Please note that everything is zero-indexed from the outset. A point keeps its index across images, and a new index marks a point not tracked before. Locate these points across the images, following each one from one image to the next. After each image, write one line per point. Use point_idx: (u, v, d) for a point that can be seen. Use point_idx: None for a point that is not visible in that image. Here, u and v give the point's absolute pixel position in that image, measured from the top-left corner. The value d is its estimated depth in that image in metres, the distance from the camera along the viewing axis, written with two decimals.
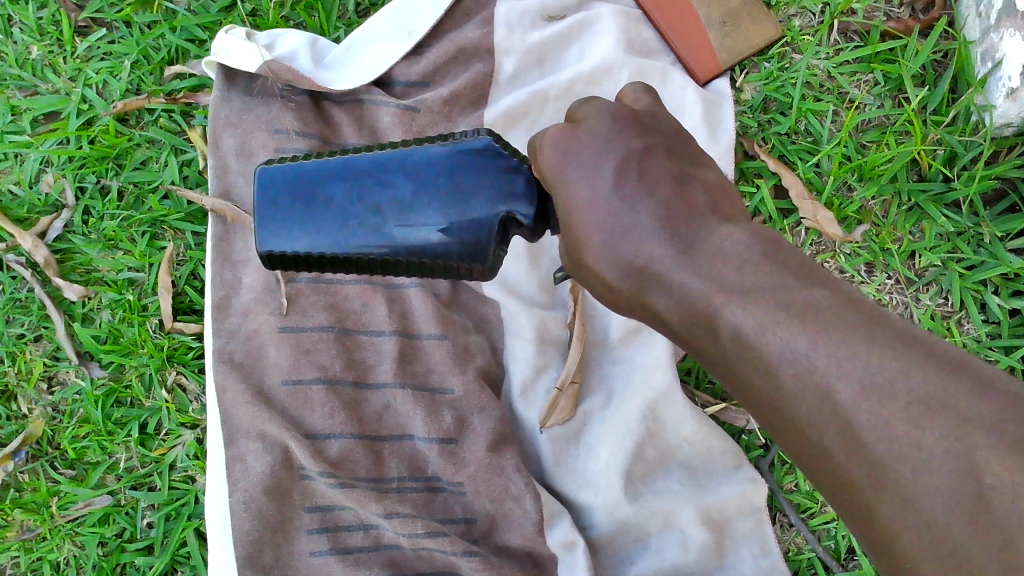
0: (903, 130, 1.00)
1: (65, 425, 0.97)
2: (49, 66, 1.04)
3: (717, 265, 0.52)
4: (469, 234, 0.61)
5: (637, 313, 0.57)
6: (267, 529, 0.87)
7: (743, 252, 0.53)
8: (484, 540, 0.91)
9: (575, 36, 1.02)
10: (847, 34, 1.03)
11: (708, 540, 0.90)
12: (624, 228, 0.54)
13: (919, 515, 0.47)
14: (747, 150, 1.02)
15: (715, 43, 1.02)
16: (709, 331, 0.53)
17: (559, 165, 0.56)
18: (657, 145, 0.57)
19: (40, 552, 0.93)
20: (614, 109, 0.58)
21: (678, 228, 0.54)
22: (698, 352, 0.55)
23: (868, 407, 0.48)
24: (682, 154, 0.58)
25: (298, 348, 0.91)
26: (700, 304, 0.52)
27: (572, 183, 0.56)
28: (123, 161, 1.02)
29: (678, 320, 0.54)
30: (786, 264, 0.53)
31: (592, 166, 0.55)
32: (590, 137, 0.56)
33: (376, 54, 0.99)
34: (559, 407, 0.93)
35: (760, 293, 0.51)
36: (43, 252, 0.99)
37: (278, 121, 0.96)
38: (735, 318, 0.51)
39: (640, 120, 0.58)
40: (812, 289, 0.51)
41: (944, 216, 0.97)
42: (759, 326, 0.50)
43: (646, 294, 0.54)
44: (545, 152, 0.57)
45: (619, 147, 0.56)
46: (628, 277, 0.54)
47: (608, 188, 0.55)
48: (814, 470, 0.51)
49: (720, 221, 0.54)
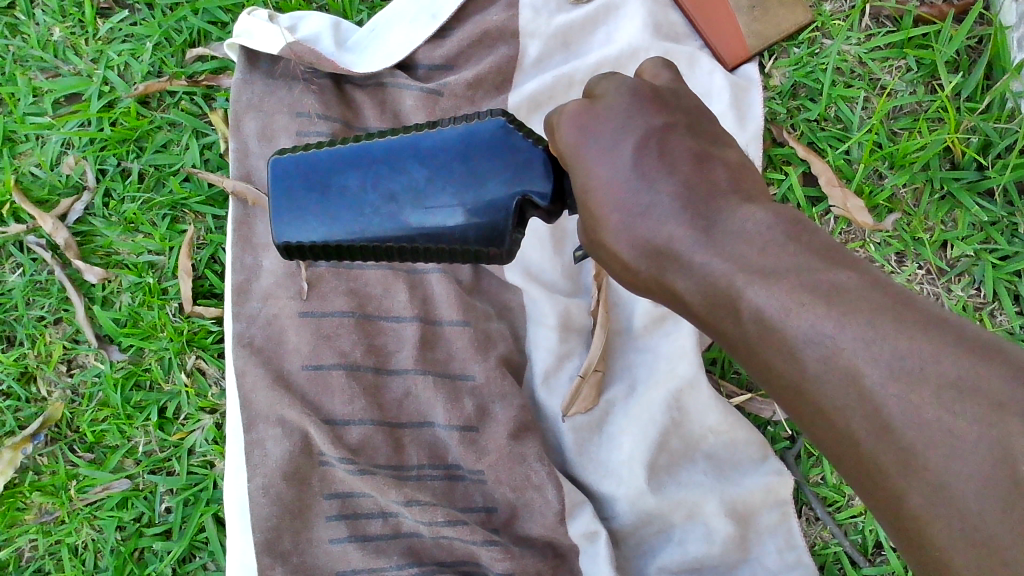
0: (936, 117, 0.97)
1: (84, 408, 0.96)
2: (71, 48, 1.04)
3: (739, 244, 0.51)
4: (487, 218, 0.59)
5: (658, 296, 0.56)
6: (286, 514, 0.86)
7: (765, 231, 0.51)
8: (504, 530, 0.90)
9: (601, 20, 1.00)
10: (878, 19, 1.01)
11: (732, 533, 0.88)
12: (643, 208, 0.52)
13: (950, 505, 0.46)
14: (776, 137, 1.01)
15: (744, 27, 1.00)
16: (730, 312, 0.51)
17: (577, 141, 0.55)
18: (679, 123, 0.55)
19: (58, 535, 0.93)
20: (634, 86, 0.56)
21: (698, 207, 0.52)
22: (719, 334, 0.53)
23: (897, 390, 0.46)
24: (702, 132, 0.56)
25: (319, 333, 0.90)
26: (722, 285, 0.51)
27: (589, 161, 0.54)
28: (144, 144, 1.02)
29: (698, 302, 0.53)
30: (811, 245, 0.51)
31: (611, 143, 0.54)
32: (608, 114, 0.55)
33: (399, 37, 0.98)
34: (581, 396, 0.91)
35: (784, 273, 0.49)
36: (64, 234, 0.98)
37: (300, 104, 0.95)
38: (758, 300, 0.49)
39: (661, 97, 0.56)
40: (838, 271, 0.49)
41: (977, 205, 0.95)
42: (782, 308, 0.49)
43: (666, 276, 0.53)
44: (563, 129, 0.56)
45: (640, 124, 0.54)
46: (647, 258, 0.53)
47: (628, 165, 0.53)
48: (839, 457, 0.50)
49: (742, 200, 0.53)
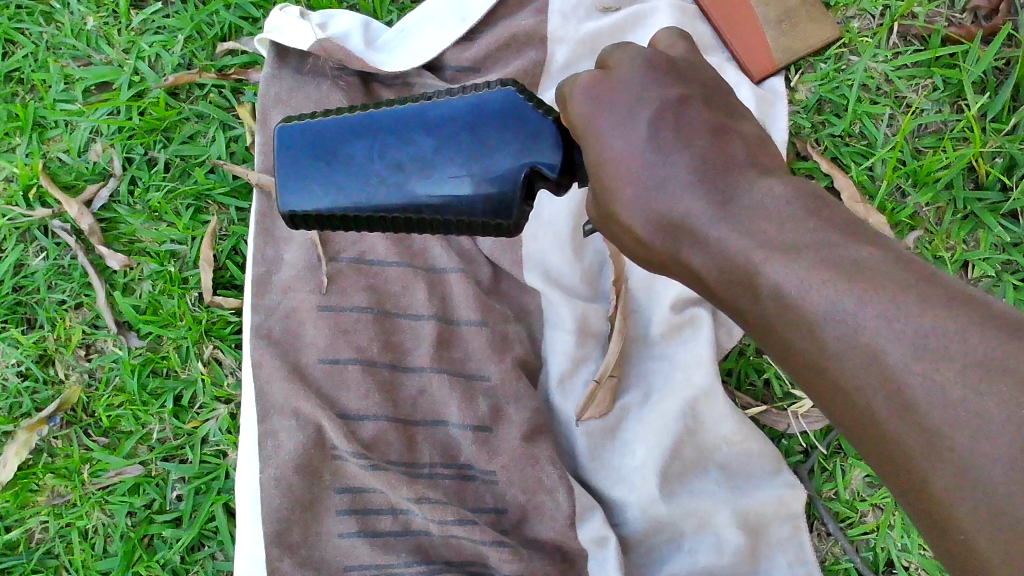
0: (962, 137, 0.97)
1: (101, 393, 0.97)
2: (103, 37, 1.04)
3: (758, 220, 0.50)
4: (493, 188, 0.59)
5: (672, 272, 0.55)
6: (296, 507, 0.87)
7: (785, 208, 0.50)
8: (514, 532, 0.89)
9: (630, 29, 1.00)
10: (906, 38, 1.01)
11: (743, 543, 0.88)
12: (659, 181, 0.52)
13: (976, 487, 0.45)
14: (800, 150, 1.00)
15: (771, 41, 1.00)
16: (748, 289, 0.51)
17: (590, 114, 0.54)
18: (695, 96, 0.54)
19: (70, 518, 0.93)
20: (649, 57, 0.55)
21: (716, 181, 0.51)
22: (736, 312, 0.53)
23: (920, 368, 0.46)
24: (721, 105, 0.55)
25: (336, 328, 0.90)
26: (739, 262, 0.50)
27: (604, 129, 0.53)
28: (172, 134, 1.03)
29: (714, 278, 0.52)
30: (832, 221, 0.50)
31: (625, 115, 0.53)
32: (622, 86, 0.54)
33: (427, 38, 0.99)
34: (596, 401, 0.91)
35: (804, 250, 0.49)
36: (88, 220, 0.99)
37: (328, 100, 0.96)
38: (776, 276, 0.49)
39: (676, 70, 0.55)
40: (859, 248, 0.49)
41: (1001, 226, 0.95)
42: (802, 285, 0.48)
43: (681, 251, 0.52)
44: (575, 99, 0.55)
45: (654, 97, 0.53)
46: (661, 232, 0.52)
47: (642, 137, 0.52)
48: (860, 438, 0.49)
49: (760, 173, 0.52)
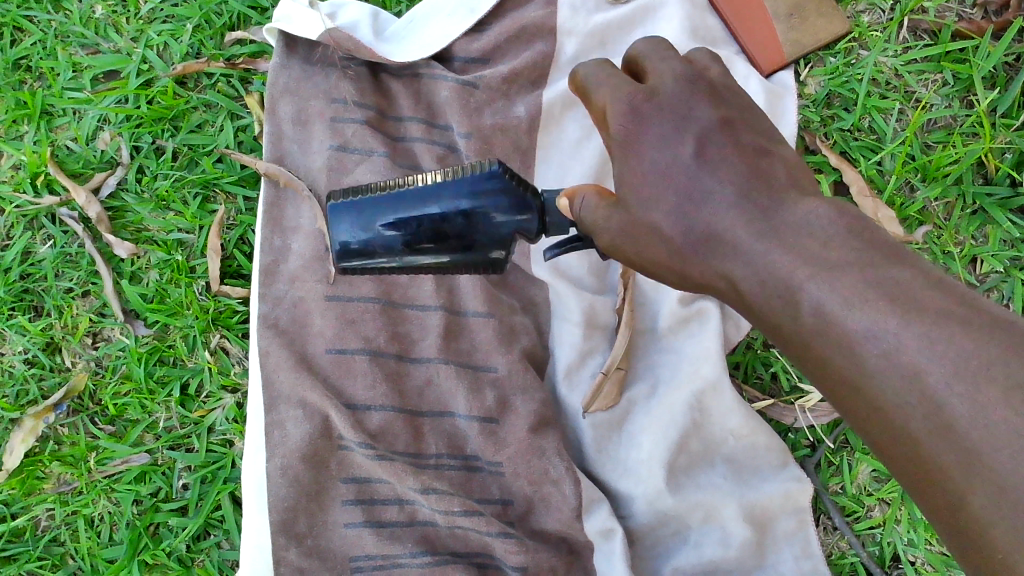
0: (971, 132, 0.97)
1: (107, 381, 0.96)
2: (112, 26, 1.04)
3: (800, 237, 0.51)
4: (467, 238, 0.64)
5: (712, 290, 0.57)
6: (302, 497, 0.87)
7: (828, 227, 0.51)
8: (520, 524, 0.89)
9: (640, 22, 1.00)
10: (916, 32, 1.01)
11: (749, 536, 0.88)
12: (699, 196, 0.55)
13: (1016, 509, 0.43)
14: (809, 144, 1.01)
15: (781, 34, 1.00)
16: (789, 307, 0.51)
17: (634, 129, 0.58)
18: (734, 118, 0.58)
19: (76, 506, 0.93)
20: (692, 78, 0.59)
21: (756, 198, 0.54)
22: (776, 332, 0.53)
23: (962, 389, 0.45)
24: (762, 131, 0.59)
25: (344, 318, 0.90)
26: (780, 279, 0.51)
27: (648, 145, 0.57)
28: (180, 123, 1.02)
29: (755, 295, 0.53)
30: (875, 242, 0.51)
31: (669, 133, 0.57)
32: (666, 104, 0.58)
33: (436, 30, 0.99)
34: (603, 393, 0.91)
35: (846, 268, 0.49)
36: (96, 208, 0.99)
37: (337, 90, 0.96)
38: (817, 295, 0.49)
39: (718, 91, 0.59)
40: (902, 269, 0.49)
41: (1010, 221, 0.95)
42: (843, 302, 0.48)
43: (722, 265, 0.54)
44: (619, 114, 0.59)
45: (696, 116, 0.57)
46: (700, 246, 0.55)
47: (685, 153, 0.56)
48: (898, 461, 0.49)
49: (801, 195, 0.54)
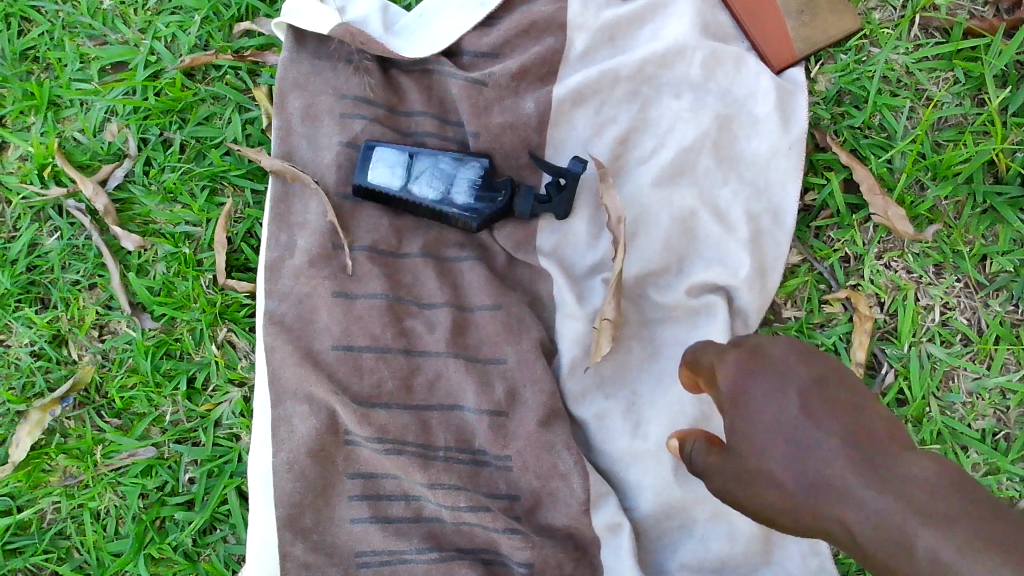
0: (983, 131, 0.97)
1: (114, 373, 0.96)
2: (120, 16, 1.03)
3: (911, 488, 0.59)
4: None
5: (816, 531, 0.63)
6: (309, 491, 0.87)
7: (931, 477, 0.59)
8: (527, 518, 0.89)
9: (649, 17, 0.98)
10: (927, 30, 1.00)
11: (756, 532, 0.88)
12: (809, 448, 0.62)
13: None
14: (819, 142, 1.00)
15: (792, 30, 0.98)
16: (902, 551, 0.58)
17: (744, 389, 0.65)
18: (830, 375, 0.65)
19: (82, 499, 0.93)
20: (793, 345, 0.67)
21: (868, 454, 0.61)
22: (880, 564, 0.60)
23: None
24: (850, 382, 0.66)
25: (351, 314, 0.90)
26: (896, 523, 0.58)
27: (755, 400, 0.65)
28: (187, 116, 1.02)
29: (869, 538, 0.59)
30: (975, 502, 0.58)
31: (777, 388, 0.64)
32: (772, 366, 0.65)
33: (446, 24, 0.98)
34: (602, 344, 0.90)
35: (958, 522, 0.56)
36: (103, 200, 0.98)
37: (347, 86, 0.95)
38: (934, 543, 0.56)
39: (811, 351, 0.67)
40: (1001, 524, 0.56)
41: (1020, 220, 0.95)
42: (960, 555, 0.55)
43: (837, 506, 0.60)
44: (729, 378, 0.67)
45: (799, 379, 0.64)
46: (811, 489, 0.61)
47: (795, 407, 0.63)
48: None
49: (901, 449, 0.61)
